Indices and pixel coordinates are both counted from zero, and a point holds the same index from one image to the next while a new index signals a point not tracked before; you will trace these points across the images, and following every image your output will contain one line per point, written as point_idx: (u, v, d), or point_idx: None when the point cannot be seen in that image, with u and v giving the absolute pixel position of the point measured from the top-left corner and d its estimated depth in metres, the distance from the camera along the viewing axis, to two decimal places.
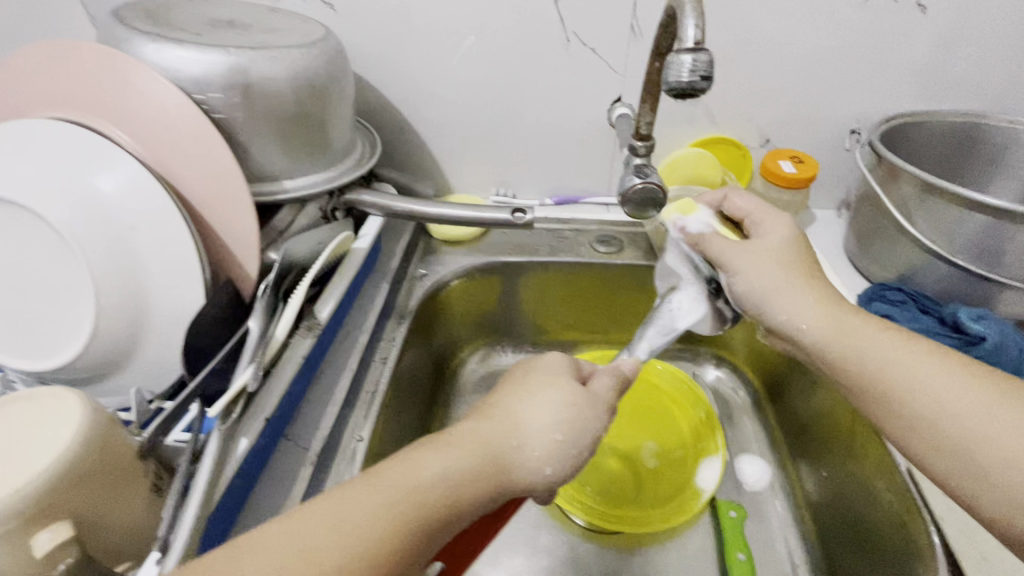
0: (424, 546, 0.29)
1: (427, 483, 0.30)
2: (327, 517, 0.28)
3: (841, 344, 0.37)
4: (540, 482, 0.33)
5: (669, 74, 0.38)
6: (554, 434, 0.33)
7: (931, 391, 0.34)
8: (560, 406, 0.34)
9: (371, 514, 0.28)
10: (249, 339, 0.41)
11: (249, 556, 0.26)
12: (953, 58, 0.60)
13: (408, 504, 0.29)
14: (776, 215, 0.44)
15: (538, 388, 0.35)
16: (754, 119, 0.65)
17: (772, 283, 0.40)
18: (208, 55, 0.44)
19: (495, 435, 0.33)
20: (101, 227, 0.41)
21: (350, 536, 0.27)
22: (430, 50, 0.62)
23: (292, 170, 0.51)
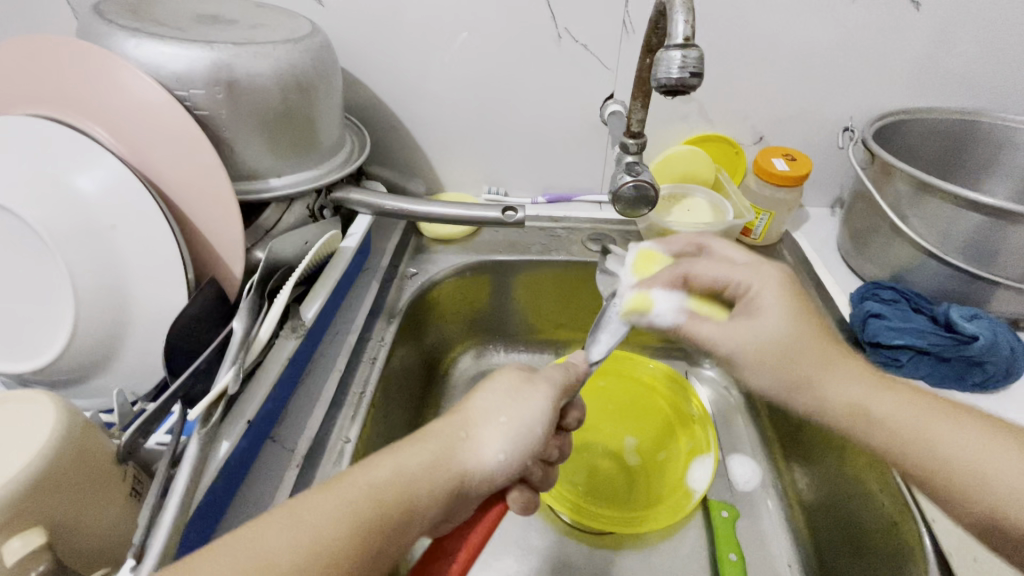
0: (385, 546, 0.29)
1: (382, 485, 0.30)
2: (278, 525, 0.27)
3: (865, 408, 0.35)
4: (498, 475, 0.33)
5: (658, 70, 0.38)
6: (502, 420, 0.34)
7: (947, 437, 0.32)
8: (504, 391, 0.36)
9: (328, 514, 0.27)
10: (232, 339, 0.40)
11: (198, 561, 0.25)
12: (948, 54, 0.59)
13: (367, 509, 0.29)
14: (755, 277, 0.41)
15: (483, 381, 0.37)
16: (747, 117, 0.65)
17: (778, 375, 0.37)
18: (190, 51, 0.43)
19: (445, 429, 0.34)
20: (81, 225, 0.40)
21: (304, 538, 0.26)
22: (420, 46, 0.61)
23: (278, 168, 0.50)
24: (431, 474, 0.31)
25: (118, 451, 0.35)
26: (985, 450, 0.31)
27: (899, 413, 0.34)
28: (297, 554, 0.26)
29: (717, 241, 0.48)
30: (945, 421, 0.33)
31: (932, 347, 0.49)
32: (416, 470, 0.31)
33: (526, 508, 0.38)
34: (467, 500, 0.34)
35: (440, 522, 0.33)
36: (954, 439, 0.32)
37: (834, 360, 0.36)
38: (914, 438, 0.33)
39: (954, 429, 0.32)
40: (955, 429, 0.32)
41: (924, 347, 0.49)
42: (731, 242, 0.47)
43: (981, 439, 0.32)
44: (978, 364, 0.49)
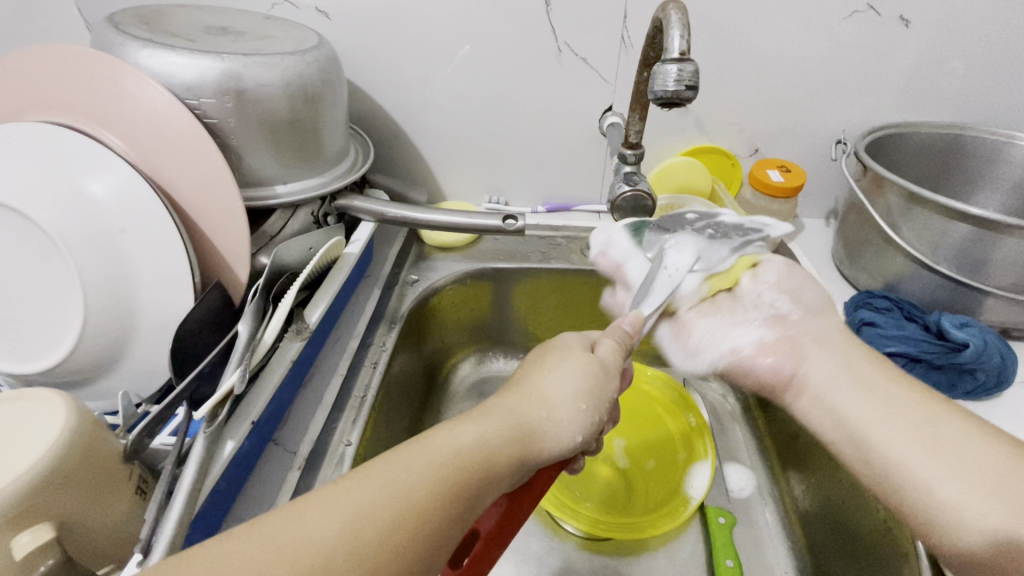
0: (470, 513, 0.29)
1: (474, 454, 0.30)
2: (375, 483, 0.27)
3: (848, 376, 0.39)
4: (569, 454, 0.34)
5: (655, 83, 0.39)
6: (585, 404, 0.34)
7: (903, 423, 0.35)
8: (579, 373, 0.35)
9: (419, 474, 0.28)
10: (237, 343, 0.41)
11: (306, 510, 0.25)
12: (938, 70, 0.61)
13: (459, 472, 0.29)
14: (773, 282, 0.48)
15: (555, 363, 0.36)
16: (742, 129, 0.66)
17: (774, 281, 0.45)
18: (201, 61, 0.44)
19: (523, 407, 0.33)
20: (90, 229, 0.41)
21: (402, 496, 0.26)
22: (424, 59, 0.62)
23: (284, 176, 0.51)
24: (515, 449, 0.31)
25: (124, 451, 0.35)
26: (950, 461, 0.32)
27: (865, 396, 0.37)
28: (401, 514, 0.26)
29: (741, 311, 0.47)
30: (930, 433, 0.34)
31: (924, 354, 0.50)
32: (501, 444, 0.31)
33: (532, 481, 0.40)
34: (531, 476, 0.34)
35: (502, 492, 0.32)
36: (944, 447, 0.33)
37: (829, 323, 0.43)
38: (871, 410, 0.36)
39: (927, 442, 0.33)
40: (947, 433, 0.33)
41: (918, 356, 0.50)
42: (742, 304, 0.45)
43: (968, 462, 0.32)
44: (969, 371, 0.49)
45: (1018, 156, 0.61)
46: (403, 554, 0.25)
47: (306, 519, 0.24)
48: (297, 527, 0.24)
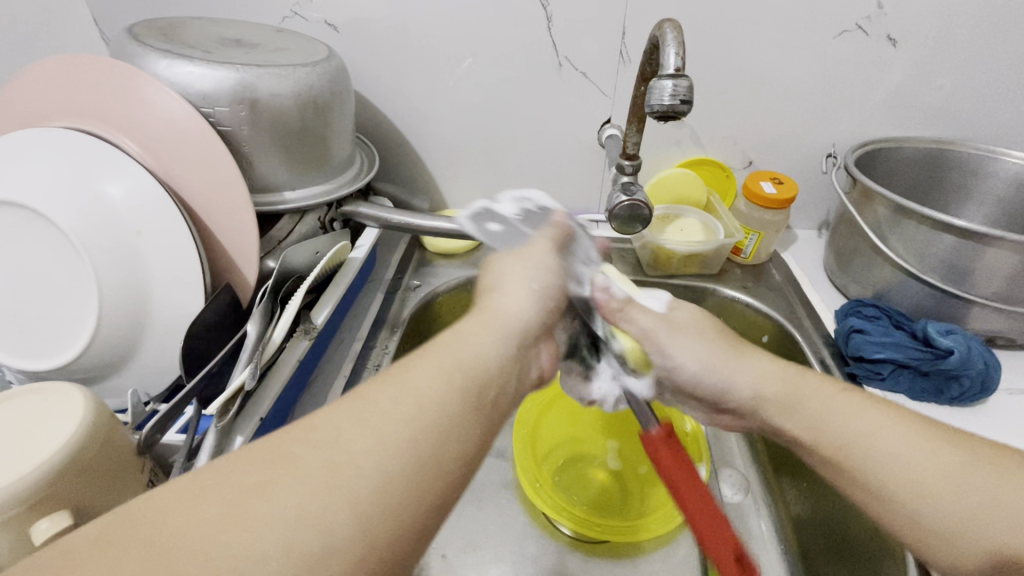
0: (484, 393, 0.30)
1: (458, 343, 0.32)
2: (381, 399, 0.27)
3: (787, 389, 0.39)
4: (532, 310, 0.37)
5: (651, 97, 0.41)
6: (528, 272, 0.39)
7: (881, 433, 0.34)
8: (527, 266, 0.40)
9: (422, 381, 0.29)
10: (246, 342, 0.42)
11: (324, 438, 0.25)
12: (925, 87, 0.63)
13: (452, 357, 0.31)
14: (677, 342, 0.43)
15: (508, 264, 0.41)
16: (736, 142, 0.68)
17: (697, 355, 0.42)
18: (216, 71, 0.46)
19: (491, 305, 0.37)
20: (107, 230, 0.43)
21: (416, 402, 0.27)
22: (429, 71, 0.64)
23: (292, 182, 0.53)
24: (484, 325, 0.34)
25: (137, 445, 0.36)
26: (928, 458, 0.33)
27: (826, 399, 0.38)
28: (407, 399, 0.27)
29: (682, 345, 0.43)
30: (909, 431, 0.34)
31: (910, 361, 0.51)
32: (474, 330, 0.34)
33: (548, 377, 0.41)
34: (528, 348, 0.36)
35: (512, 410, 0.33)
36: (926, 453, 0.33)
37: (744, 350, 0.43)
38: (844, 428, 0.36)
39: (903, 436, 0.34)
40: (902, 430, 0.34)
41: (905, 362, 0.51)
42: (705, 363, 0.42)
43: (965, 464, 0.32)
44: (954, 378, 0.51)
45: (1002, 171, 0.64)
46: (410, 420, 0.26)
47: (327, 445, 0.24)
48: (318, 455, 0.24)
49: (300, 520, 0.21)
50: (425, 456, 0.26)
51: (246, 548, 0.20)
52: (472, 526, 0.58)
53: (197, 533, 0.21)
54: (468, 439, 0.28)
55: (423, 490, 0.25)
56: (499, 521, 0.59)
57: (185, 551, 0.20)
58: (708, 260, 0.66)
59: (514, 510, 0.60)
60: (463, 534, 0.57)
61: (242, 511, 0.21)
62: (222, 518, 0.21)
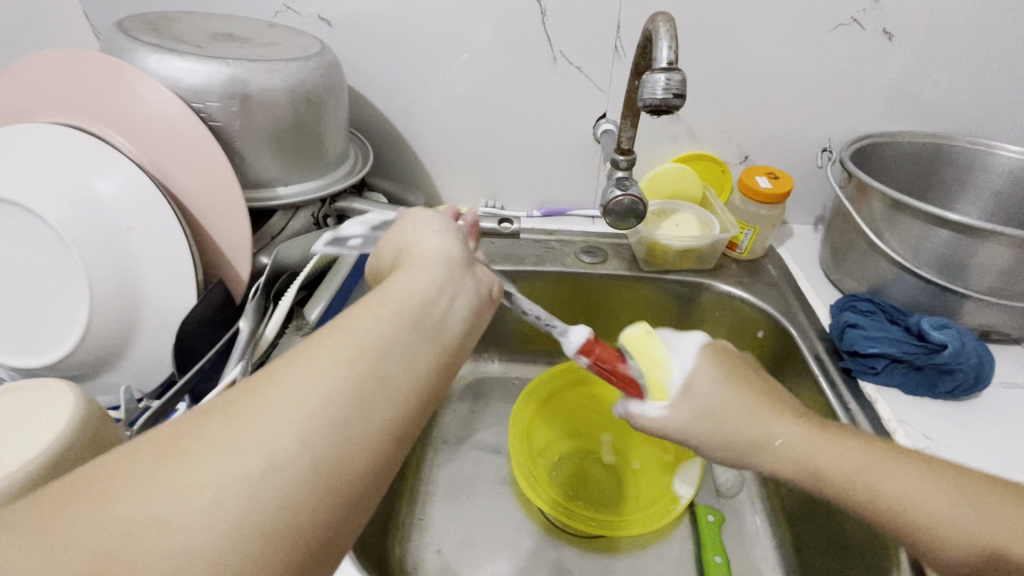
0: (427, 319, 0.30)
1: (386, 286, 0.31)
2: (318, 339, 0.27)
3: (809, 448, 0.36)
4: (450, 250, 0.36)
5: (644, 91, 0.41)
6: (433, 224, 0.38)
7: (903, 487, 0.34)
8: (431, 217, 0.39)
9: (357, 317, 0.28)
10: (239, 337, 0.44)
11: (266, 383, 0.24)
12: (921, 81, 0.63)
13: (382, 295, 0.30)
14: (708, 413, 0.39)
15: (415, 218, 0.39)
16: (732, 137, 0.68)
17: (734, 438, 0.38)
18: (207, 66, 0.45)
19: (416, 253, 0.35)
20: (98, 226, 0.42)
21: (359, 334, 0.27)
22: (424, 65, 0.64)
23: (286, 178, 0.53)
24: (410, 268, 0.33)
25: (128, 442, 0.36)
26: (953, 500, 0.33)
27: (847, 453, 0.36)
28: (346, 334, 0.27)
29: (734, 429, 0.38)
30: (923, 476, 0.34)
31: (904, 355, 0.51)
32: (403, 274, 0.33)
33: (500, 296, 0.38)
34: (465, 278, 0.34)
35: (465, 334, 0.32)
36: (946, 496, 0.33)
37: (764, 403, 0.39)
38: (863, 483, 0.35)
39: (917, 478, 0.34)
40: (916, 477, 0.34)
41: (900, 357, 0.51)
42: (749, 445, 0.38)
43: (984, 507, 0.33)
44: (949, 372, 0.51)
45: (997, 166, 0.63)
46: (350, 347, 0.26)
47: (270, 388, 0.24)
48: (260, 398, 0.23)
49: (260, 460, 0.22)
50: (374, 375, 0.26)
51: (195, 489, 0.21)
52: (468, 522, 0.58)
53: (132, 482, 0.21)
54: (411, 359, 0.27)
55: (365, 410, 0.25)
56: (494, 516, 0.59)
57: (121, 502, 0.20)
58: (704, 255, 0.66)
59: (510, 506, 0.60)
60: (459, 529, 0.57)
61: (163, 470, 0.21)
62: (161, 466, 0.21)
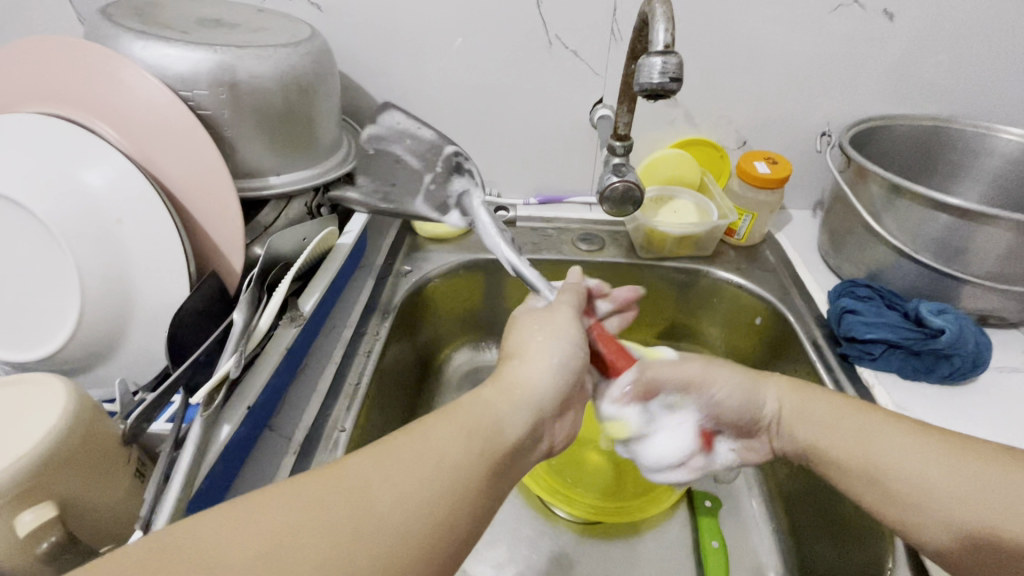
0: (503, 465, 0.32)
1: (473, 404, 0.34)
2: (420, 461, 0.29)
3: (791, 396, 0.43)
4: (553, 385, 0.37)
5: (640, 75, 0.40)
6: (553, 353, 0.38)
7: (868, 430, 0.39)
8: (558, 337, 0.40)
9: (454, 449, 0.30)
10: (233, 330, 0.42)
11: (371, 499, 0.27)
12: (922, 62, 0.62)
13: (471, 419, 0.32)
14: (702, 369, 0.45)
15: (538, 329, 0.40)
16: (731, 122, 0.67)
17: (732, 384, 0.44)
18: (194, 53, 0.44)
19: (524, 375, 0.37)
20: (86, 219, 0.42)
21: (448, 472, 0.29)
22: (417, 51, 0.63)
23: (278, 167, 0.52)
24: (500, 388, 0.36)
25: (122, 435, 0.36)
26: (920, 454, 0.36)
27: (830, 404, 0.41)
28: (440, 471, 0.29)
29: (722, 373, 0.45)
30: (898, 429, 0.38)
31: (901, 340, 0.51)
32: (493, 395, 0.35)
33: (560, 449, 0.40)
34: (545, 422, 0.36)
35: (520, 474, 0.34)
36: (916, 445, 0.36)
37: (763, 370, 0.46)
38: (833, 424, 0.40)
39: (899, 433, 0.38)
40: (888, 431, 0.38)
41: (898, 342, 0.51)
42: (739, 385, 0.44)
43: (943, 457, 0.35)
44: (947, 357, 0.51)
45: (998, 148, 0.63)
46: (438, 485, 0.28)
47: (370, 512, 0.26)
48: (361, 523, 0.26)
49: None
50: (447, 522, 0.28)
51: None
52: None
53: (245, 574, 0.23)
54: (476, 511, 0.29)
55: (430, 555, 0.27)
56: None
57: None
58: (701, 242, 0.66)
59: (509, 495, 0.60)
60: None
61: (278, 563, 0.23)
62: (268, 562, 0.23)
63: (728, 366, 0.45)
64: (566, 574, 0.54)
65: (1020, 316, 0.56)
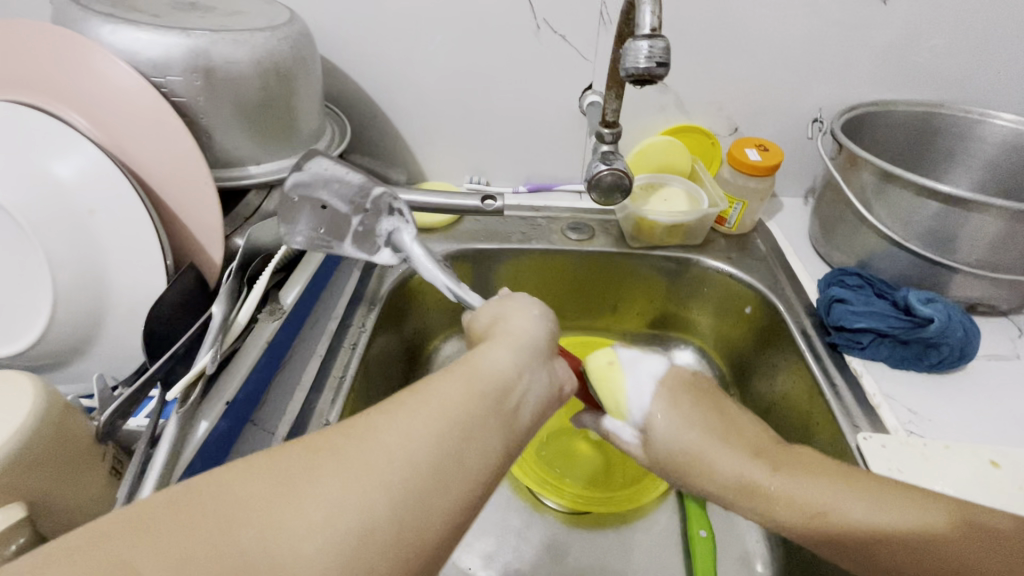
0: (513, 405, 0.31)
1: (476, 354, 0.32)
2: (421, 404, 0.28)
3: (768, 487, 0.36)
4: (546, 334, 0.36)
5: (626, 60, 0.39)
6: (532, 308, 0.37)
7: (863, 522, 0.33)
8: (535, 299, 0.39)
9: (456, 391, 0.29)
10: (211, 324, 0.41)
11: (373, 439, 0.26)
12: (916, 47, 0.61)
13: (471, 364, 0.31)
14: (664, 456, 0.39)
15: (523, 291, 0.40)
16: (722, 108, 0.66)
17: (701, 481, 0.37)
18: (166, 37, 0.43)
19: (518, 323, 0.36)
20: (56, 210, 0.41)
21: (452, 411, 0.28)
22: (402, 36, 0.61)
23: (258, 156, 0.50)
24: (499, 335, 0.35)
25: (96, 432, 0.35)
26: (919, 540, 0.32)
27: (812, 491, 0.35)
28: (443, 409, 0.28)
29: (686, 471, 0.38)
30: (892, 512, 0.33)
31: (887, 330, 0.51)
32: (491, 342, 0.34)
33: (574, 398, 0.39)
34: (549, 369, 0.35)
35: (534, 425, 0.32)
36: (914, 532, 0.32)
37: (729, 440, 0.38)
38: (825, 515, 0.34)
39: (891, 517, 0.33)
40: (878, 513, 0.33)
41: (887, 332, 0.51)
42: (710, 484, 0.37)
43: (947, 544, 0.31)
44: (935, 346, 0.51)
45: (990, 135, 0.62)
46: (443, 421, 0.27)
47: (374, 448, 0.26)
48: (366, 460, 0.25)
49: (351, 527, 0.23)
50: (457, 459, 0.27)
51: (301, 524, 0.23)
52: None
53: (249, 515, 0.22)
54: (488, 448, 0.28)
55: (442, 492, 0.26)
56: None
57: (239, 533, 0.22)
58: (691, 230, 0.65)
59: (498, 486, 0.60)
60: None
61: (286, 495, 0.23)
62: (272, 499, 0.23)
63: (696, 456, 0.37)
64: (554, 563, 0.54)
65: (1009, 304, 0.56)
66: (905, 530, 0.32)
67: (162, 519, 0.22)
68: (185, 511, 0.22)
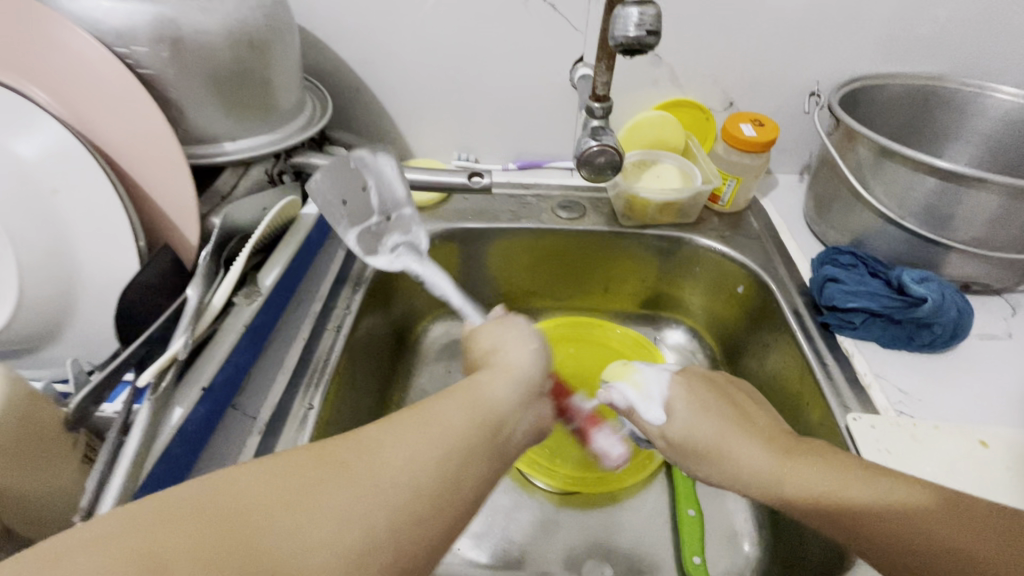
0: (504, 435, 0.32)
1: (473, 383, 0.34)
2: (423, 425, 0.29)
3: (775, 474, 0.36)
4: (539, 366, 0.38)
5: (615, 28, 0.37)
6: (532, 341, 0.39)
7: (859, 498, 0.33)
8: (528, 330, 0.41)
9: (454, 418, 0.31)
10: (186, 307, 0.40)
11: (378, 458, 0.27)
12: (918, 17, 0.59)
13: (468, 393, 0.33)
14: (689, 448, 0.40)
15: (516, 323, 0.42)
16: (717, 81, 0.64)
17: (722, 468, 0.38)
18: (128, 4, 0.40)
19: (511, 355, 0.38)
20: (17, 190, 0.39)
21: (452, 437, 0.29)
22: (383, 4, 0.58)
23: (233, 133, 0.48)
24: (493, 367, 0.37)
25: (66, 418, 0.34)
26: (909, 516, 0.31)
27: (816, 476, 0.34)
28: (444, 432, 0.29)
29: (710, 461, 0.39)
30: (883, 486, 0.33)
31: (881, 310, 0.50)
32: (486, 373, 0.36)
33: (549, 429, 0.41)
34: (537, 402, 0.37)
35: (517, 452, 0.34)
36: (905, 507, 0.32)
37: (750, 429, 0.39)
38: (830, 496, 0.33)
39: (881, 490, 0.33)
40: (870, 488, 0.33)
41: (879, 311, 0.51)
42: (729, 471, 0.38)
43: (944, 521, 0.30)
44: (927, 325, 0.50)
45: (990, 109, 0.61)
46: (445, 444, 0.29)
47: (380, 466, 0.27)
48: (373, 476, 0.26)
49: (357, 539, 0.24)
50: (455, 483, 0.28)
51: (313, 533, 0.23)
52: None
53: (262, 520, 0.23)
54: (480, 475, 0.30)
55: (439, 514, 0.27)
56: None
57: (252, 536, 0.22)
58: (684, 209, 0.64)
59: None
60: None
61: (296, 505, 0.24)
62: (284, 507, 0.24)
63: (718, 443, 0.39)
64: (543, 543, 0.54)
65: (1003, 283, 0.55)
66: (894, 502, 0.32)
67: (179, 514, 0.22)
68: (200, 509, 0.23)
